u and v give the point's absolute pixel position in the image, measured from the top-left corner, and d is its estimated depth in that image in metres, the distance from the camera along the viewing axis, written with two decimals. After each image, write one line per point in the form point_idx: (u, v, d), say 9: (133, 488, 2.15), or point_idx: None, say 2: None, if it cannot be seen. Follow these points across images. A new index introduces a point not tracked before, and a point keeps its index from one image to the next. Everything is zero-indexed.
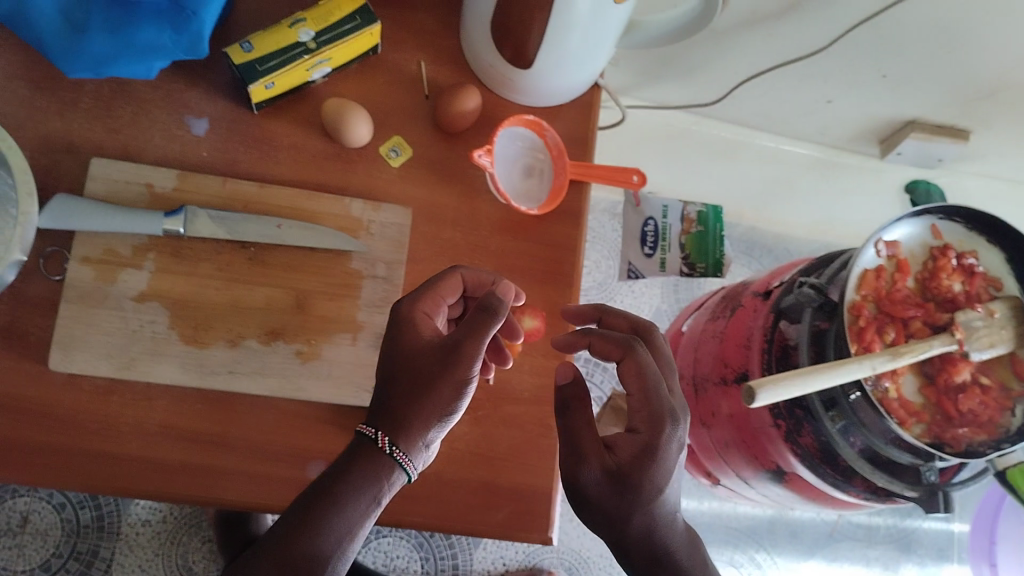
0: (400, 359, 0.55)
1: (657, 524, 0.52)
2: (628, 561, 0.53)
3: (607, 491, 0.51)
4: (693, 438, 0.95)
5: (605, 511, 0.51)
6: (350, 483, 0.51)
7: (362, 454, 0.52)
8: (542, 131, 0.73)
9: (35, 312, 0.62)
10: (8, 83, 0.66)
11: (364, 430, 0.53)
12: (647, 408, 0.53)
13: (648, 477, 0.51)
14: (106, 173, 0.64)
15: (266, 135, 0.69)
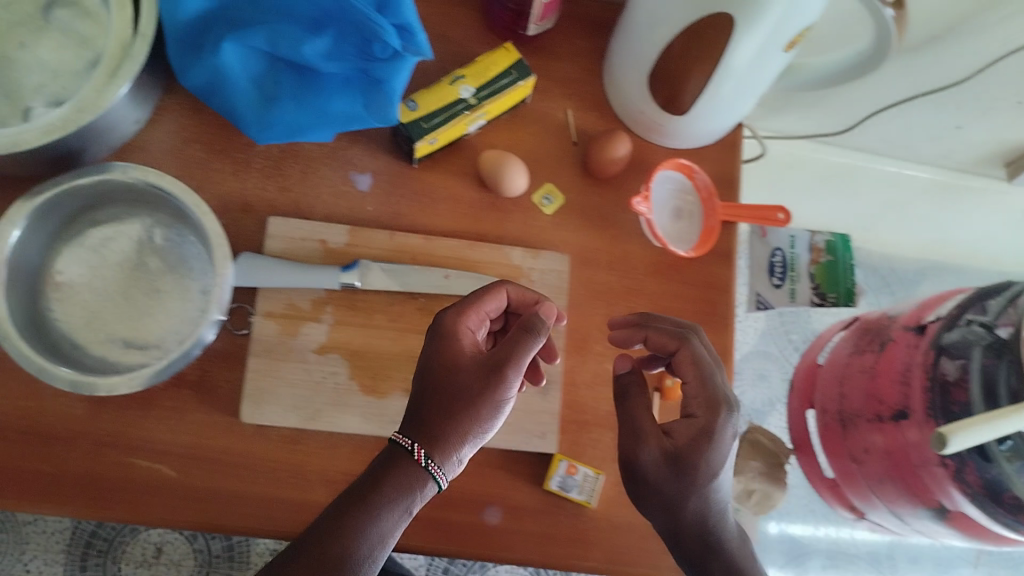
0: (433, 370, 0.58)
1: (710, 507, 0.59)
2: (683, 544, 0.60)
3: (662, 474, 0.58)
4: (839, 473, 0.94)
5: (663, 492, 0.58)
6: (370, 496, 0.54)
7: (389, 459, 0.56)
8: (690, 174, 0.74)
9: (226, 367, 0.66)
10: (183, 146, 0.68)
11: (399, 441, 0.56)
12: (703, 395, 0.60)
13: (705, 461, 0.57)
14: (283, 231, 0.67)
15: (425, 188, 0.71)
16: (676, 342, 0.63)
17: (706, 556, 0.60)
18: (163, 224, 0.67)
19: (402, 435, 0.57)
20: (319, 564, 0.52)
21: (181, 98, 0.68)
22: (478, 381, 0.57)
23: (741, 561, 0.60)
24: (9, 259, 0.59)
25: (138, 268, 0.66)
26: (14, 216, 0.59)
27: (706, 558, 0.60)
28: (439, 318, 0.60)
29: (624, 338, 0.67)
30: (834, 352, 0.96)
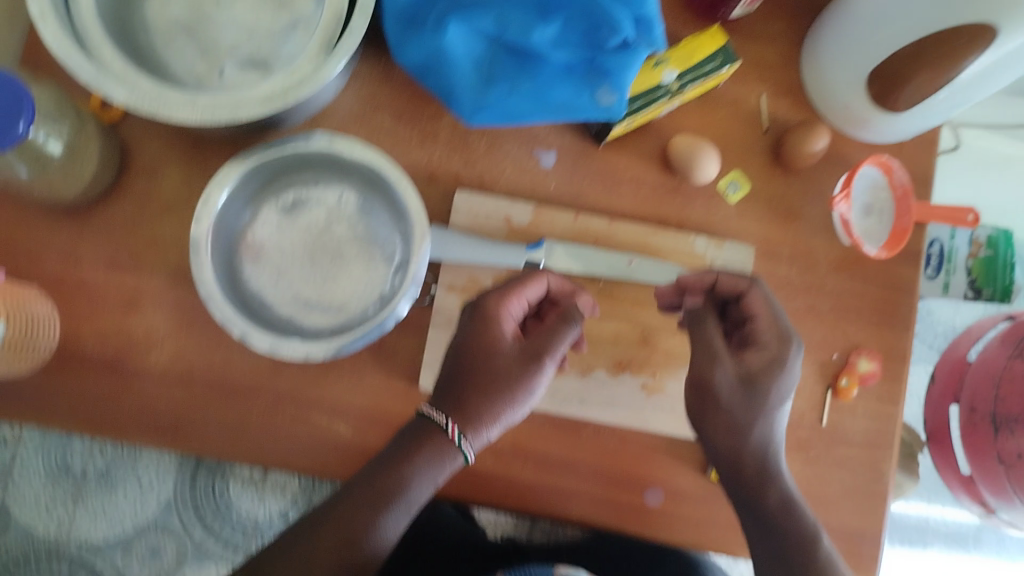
0: (467, 352, 0.59)
1: (772, 438, 0.60)
2: (739, 473, 0.60)
3: (731, 398, 0.58)
4: (979, 471, 0.89)
5: (732, 412, 0.59)
6: (400, 457, 0.57)
7: (415, 433, 0.58)
8: (888, 169, 0.70)
9: (404, 336, 0.66)
10: (372, 113, 0.67)
11: (433, 416, 0.58)
12: (775, 327, 0.60)
13: (773, 388, 0.58)
14: (469, 206, 0.67)
15: (610, 168, 0.69)
16: (744, 283, 0.62)
17: (763, 492, 0.60)
18: (353, 189, 0.66)
19: (433, 408, 0.58)
20: (342, 539, 0.56)
21: (372, 62, 0.67)
22: (514, 369, 0.58)
23: (797, 497, 0.61)
24: (216, 222, 0.60)
25: (326, 232, 0.65)
26: (223, 180, 0.59)
27: (767, 489, 0.60)
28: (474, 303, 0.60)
29: (694, 280, 0.63)
30: (986, 351, 0.92)
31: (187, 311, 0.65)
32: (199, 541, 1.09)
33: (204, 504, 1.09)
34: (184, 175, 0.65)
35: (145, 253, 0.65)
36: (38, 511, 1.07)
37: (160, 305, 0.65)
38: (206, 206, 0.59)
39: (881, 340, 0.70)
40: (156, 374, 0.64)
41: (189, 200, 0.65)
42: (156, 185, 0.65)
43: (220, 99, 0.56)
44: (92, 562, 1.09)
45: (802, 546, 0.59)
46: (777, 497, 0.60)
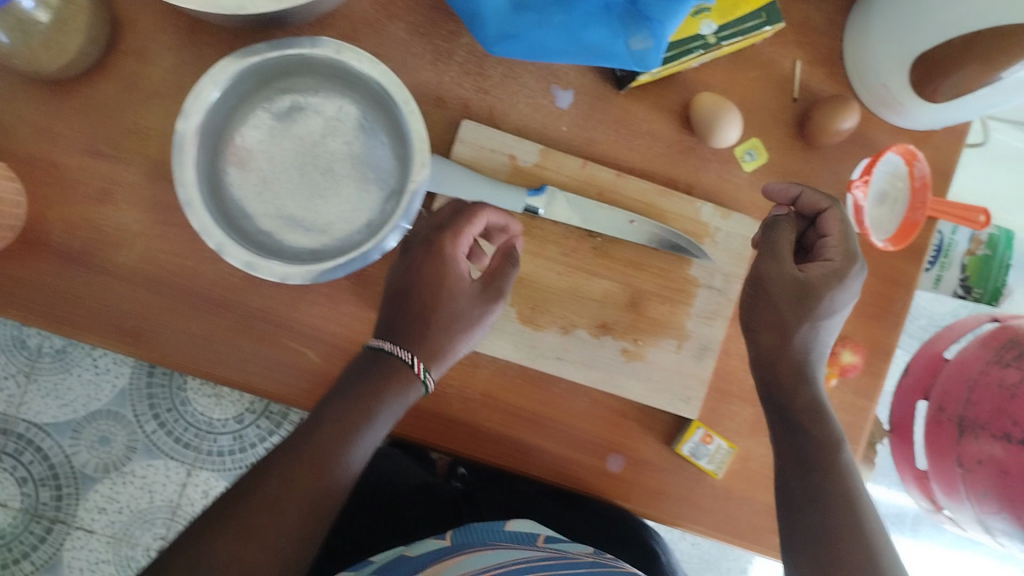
0: (429, 284, 0.55)
1: (814, 345, 0.58)
2: (775, 376, 0.58)
3: (784, 294, 0.57)
4: (932, 465, 0.89)
5: (780, 313, 0.57)
6: (363, 393, 0.51)
7: (381, 369, 0.52)
8: (911, 160, 0.66)
9: (385, 265, 0.63)
10: (387, 22, 0.62)
11: (392, 349, 0.53)
12: (844, 243, 0.57)
13: (825, 298, 0.56)
14: (474, 137, 0.63)
15: (627, 117, 0.66)
16: (826, 202, 0.59)
17: (795, 412, 0.58)
18: (355, 103, 0.61)
19: (387, 342, 0.54)
20: (314, 474, 0.48)
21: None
22: (472, 306, 0.56)
23: (824, 402, 0.58)
24: (204, 122, 0.56)
25: (320, 146, 0.61)
26: (217, 77, 0.55)
27: (799, 388, 0.58)
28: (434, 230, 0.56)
29: (780, 192, 0.62)
30: (964, 351, 0.90)
31: (162, 210, 0.61)
32: (151, 434, 1.06)
33: (159, 396, 1.07)
34: (176, 62, 0.61)
35: (124, 141, 0.61)
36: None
37: (135, 199, 0.61)
38: (196, 104, 0.55)
39: (869, 333, 0.69)
40: (123, 273, 0.61)
41: (177, 90, 0.61)
42: (142, 68, 0.60)
43: None
44: (38, 443, 1.04)
45: (830, 453, 0.56)
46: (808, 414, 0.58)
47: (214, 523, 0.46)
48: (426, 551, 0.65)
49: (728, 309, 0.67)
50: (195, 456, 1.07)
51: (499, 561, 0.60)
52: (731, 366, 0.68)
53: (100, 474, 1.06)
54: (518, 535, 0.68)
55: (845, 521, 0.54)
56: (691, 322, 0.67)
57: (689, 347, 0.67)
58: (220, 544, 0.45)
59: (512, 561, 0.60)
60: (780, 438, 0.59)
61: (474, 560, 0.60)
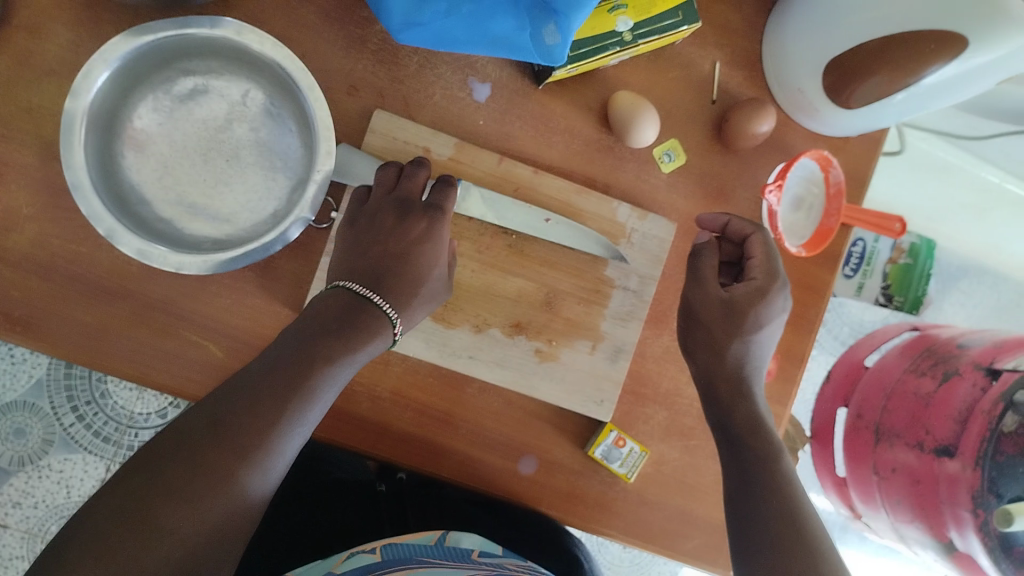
0: (404, 251, 0.57)
1: (748, 356, 0.58)
2: (713, 392, 0.58)
3: (718, 310, 0.58)
4: (852, 473, 0.88)
5: (710, 330, 0.58)
6: (353, 335, 0.53)
7: (364, 316, 0.54)
8: (826, 166, 0.66)
9: (292, 256, 0.61)
10: (298, 5, 0.60)
11: (376, 302, 0.55)
12: (766, 262, 0.58)
13: (758, 314, 0.57)
14: (387, 129, 0.62)
15: (545, 113, 0.64)
16: (750, 228, 0.60)
17: (748, 433, 0.56)
18: (261, 88, 0.59)
19: (372, 293, 0.55)
20: (230, 443, 0.46)
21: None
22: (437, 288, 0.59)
23: (765, 417, 0.57)
24: (95, 102, 0.54)
25: (222, 132, 0.59)
26: (109, 54, 0.53)
27: (736, 403, 0.57)
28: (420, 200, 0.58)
29: (708, 220, 0.62)
30: (886, 359, 0.89)
31: (55, 193, 0.58)
32: (69, 427, 1.02)
33: (78, 388, 1.02)
34: (73, 39, 0.58)
35: (15, 119, 0.58)
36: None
37: (26, 181, 0.58)
38: (86, 82, 0.53)
39: (784, 339, 0.69)
40: (11, 258, 0.58)
41: (73, 68, 0.58)
42: (36, 44, 0.57)
43: None
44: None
45: (769, 461, 0.54)
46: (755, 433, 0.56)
47: (209, 440, 0.46)
48: (358, 566, 0.62)
49: (642, 312, 0.66)
50: (115, 451, 1.02)
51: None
52: (647, 369, 0.67)
53: (14, 467, 1.01)
54: (452, 551, 0.66)
55: (799, 552, 0.48)
56: (605, 323, 0.66)
57: (603, 348, 0.66)
58: (214, 459, 0.46)
59: None
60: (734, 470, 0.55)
61: None
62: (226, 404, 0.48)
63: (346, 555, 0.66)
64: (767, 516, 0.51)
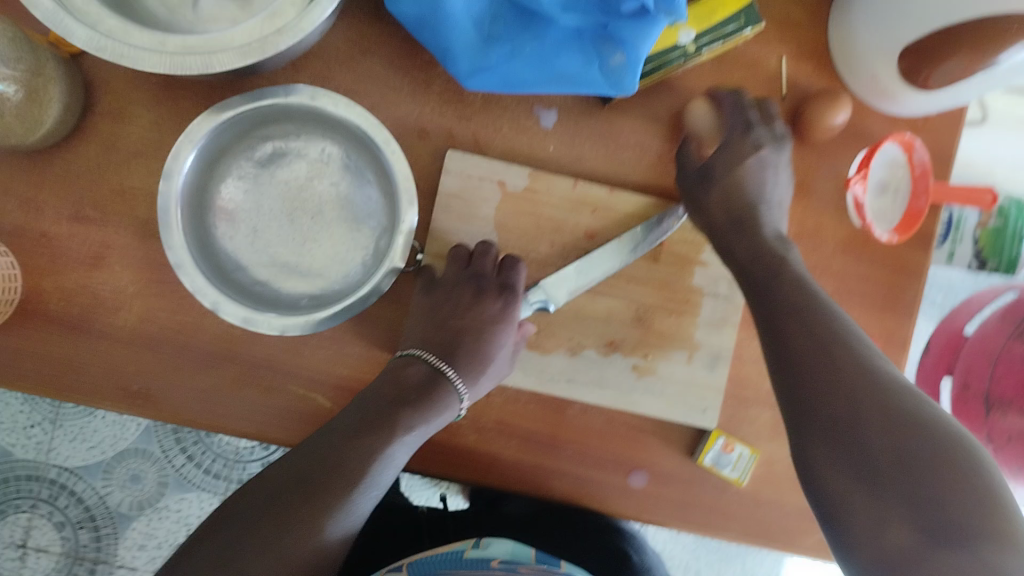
0: (477, 330, 0.61)
1: (730, 188, 0.58)
2: (723, 240, 0.58)
3: (717, 182, 0.59)
4: None
5: (693, 195, 0.60)
6: (428, 405, 0.57)
7: (434, 386, 0.58)
8: (910, 147, 0.65)
9: (385, 303, 0.63)
10: (362, 58, 0.61)
11: (448, 374, 0.59)
12: (735, 116, 0.61)
13: (749, 178, 0.58)
14: (462, 167, 0.62)
15: (614, 130, 0.64)
16: (725, 92, 0.62)
17: (777, 279, 0.53)
18: (337, 143, 0.61)
19: (445, 365, 0.59)
20: (321, 492, 0.50)
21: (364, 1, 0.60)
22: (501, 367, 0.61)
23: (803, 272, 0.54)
24: (185, 180, 0.56)
25: (306, 191, 0.61)
26: (194, 136, 0.55)
27: (739, 240, 0.57)
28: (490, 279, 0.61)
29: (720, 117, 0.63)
30: (985, 325, 0.86)
31: (155, 269, 0.61)
32: (180, 467, 1.03)
33: (185, 431, 1.03)
34: (154, 119, 0.60)
35: (111, 203, 0.60)
36: (15, 430, 1.01)
37: (128, 261, 0.61)
38: (176, 163, 0.55)
39: (884, 325, 0.67)
40: (124, 336, 0.61)
41: (158, 146, 0.61)
42: (122, 128, 0.60)
43: (192, 43, 0.51)
44: (72, 487, 1.01)
45: (805, 299, 0.51)
46: (792, 283, 0.53)
47: (295, 495, 0.49)
48: None
49: (735, 316, 0.66)
50: (226, 486, 1.03)
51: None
52: (747, 371, 0.67)
53: (135, 511, 1.02)
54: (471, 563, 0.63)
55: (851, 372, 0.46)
56: (699, 332, 0.65)
57: (700, 357, 0.66)
58: (306, 514, 0.49)
59: None
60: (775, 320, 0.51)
61: None
62: (313, 463, 0.51)
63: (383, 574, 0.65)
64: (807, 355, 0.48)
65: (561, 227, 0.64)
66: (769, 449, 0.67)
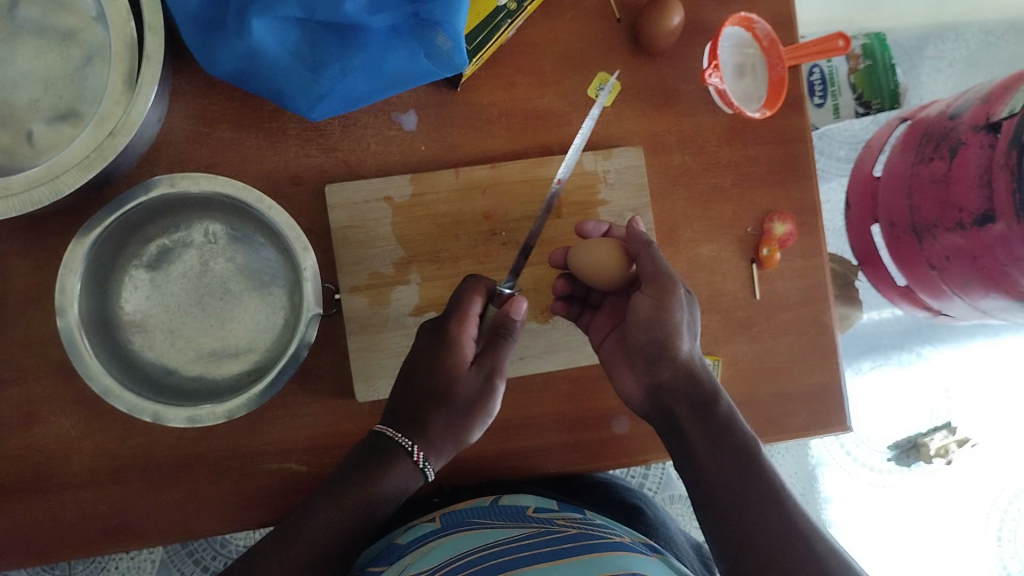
0: (428, 376, 0.57)
1: (697, 376, 0.55)
2: (676, 418, 0.55)
3: (642, 330, 0.55)
4: (909, 275, 0.88)
5: (670, 361, 0.55)
6: (375, 469, 0.56)
7: (386, 457, 0.57)
8: (750, 24, 0.67)
9: (322, 352, 0.63)
10: (211, 130, 0.61)
11: (393, 435, 0.57)
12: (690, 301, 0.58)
13: (670, 327, 0.54)
14: (344, 198, 0.62)
15: (475, 109, 0.65)
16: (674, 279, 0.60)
17: (678, 407, 0.55)
18: (217, 220, 0.61)
19: (394, 430, 0.58)
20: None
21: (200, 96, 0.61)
22: (477, 396, 0.58)
23: (720, 397, 0.55)
24: (83, 310, 0.55)
25: (205, 276, 0.61)
26: (74, 265, 0.54)
27: (658, 364, 0.55)
28: (432, 321, 0.59)
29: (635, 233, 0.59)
30: (891, 161, 0.87)
31: (88, 403, 0.60)
32: None
33: (200, 549, 0.99)
34: (32, 263, 0.59)
35: (21, 359, 0.59)
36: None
37: (60, 407, 0.60)
38: (67, 297, 0.54)
39: (788, 197, 0.70)
40: (83, 478, 0.60)
41: (46, 287, 0.59)
42: (4, 283, 0.59)
43: (34, 176, 0.50)
44: None
45: (710, 405, 0.54)
46: (729, 424, 0.53)
47: None
48: (417, 535, 0.57)
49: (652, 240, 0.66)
50: None
51: (475, 548, 0.50)
52: None
53: None
54: (505, 509, 0.59)
55: (753, 507, 0.49)
56: None
57: None
58: None
59: (495, 544, 0.50)
60: (717, 470, 0.51)
61: (449, 549, 0.52)
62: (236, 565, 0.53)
63: (409, 525, 0.60)
64: (710, 481, 0.51)
65: (459, 218, 0.64)
66: (728, 349, 0.68)
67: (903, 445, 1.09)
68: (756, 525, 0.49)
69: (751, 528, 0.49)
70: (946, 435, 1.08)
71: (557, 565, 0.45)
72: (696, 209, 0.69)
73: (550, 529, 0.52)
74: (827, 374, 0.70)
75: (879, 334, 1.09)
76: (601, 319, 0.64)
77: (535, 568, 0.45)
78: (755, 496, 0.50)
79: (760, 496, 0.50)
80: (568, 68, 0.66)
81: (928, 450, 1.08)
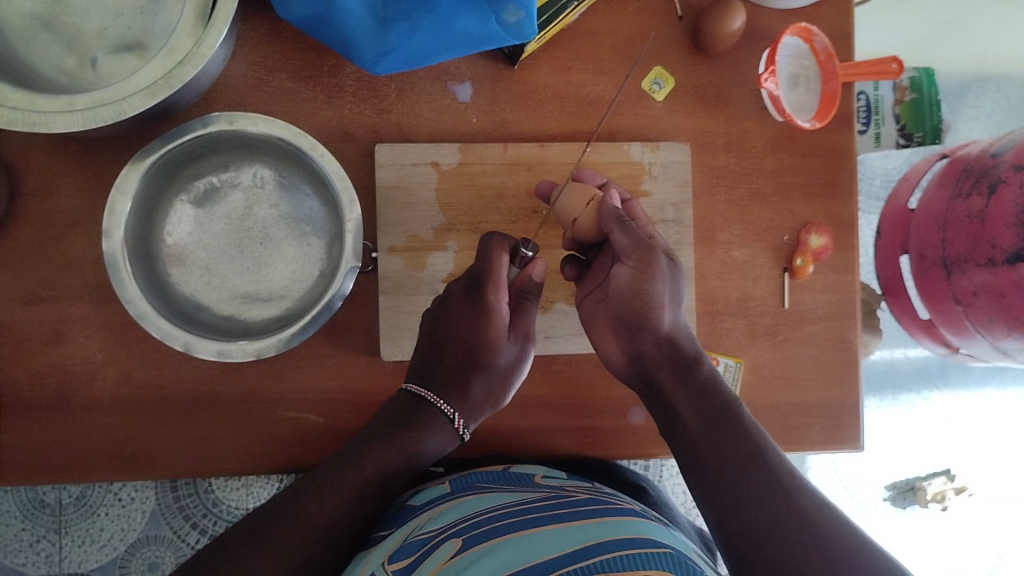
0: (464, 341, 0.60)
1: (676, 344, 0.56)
2: (657, 383, 0.56)
3: (624, 302, 0.56)
4: (932, 309, 0.83)
5: (651, 330, 0.56)
6: (411, 432, 0.57)
7: (426, 417, 0.58)
8: (809, 36, 0.67)
9: (354, 308, 0.63)
10: (271, 78, 0.62)
11: (431, 400, 0.59)
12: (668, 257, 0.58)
13: (651, 298, 0.55)
14: (392, 157, 0.63)
15: (529, 89, 0.66)
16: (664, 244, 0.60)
17: (663, 378, 0.56)
18: (266, 165, 0.62)
19: (429, 394, 0.59)
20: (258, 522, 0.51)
21: (264, 44, 0.62)
22: (511, 365, 0.61)
23: (704, 363, 0.56)
24: (127, 234, 0.56)
25: (249, 217, 0.62)
26: (125, 188, 0.55)
27: (640, 332, 0.56)
28: (462, 284, 0.60)
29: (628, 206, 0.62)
30: (926, 195, 0.82)
31: (120, 330, 0.61)
32: (197, 544, 0.98)
33: (191, 506, 0.98)
34: (82, 186, 0.60)
35: (60, 279, 0.60)
36: (23, 551, 0.96)
37: (91, 331, 0.60)
38: (114, 219, 0.55)
39: (827, 211, 0.70)
40: (107, 403, 0.61)
41: (92, 211, 0.60)
42: (52, 203, 0.60)
43: (98, 96, 0.51)
44: None
45: (693, 372, 0.55)
46: (710, 387, 0.55)
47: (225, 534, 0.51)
48: (430, 498, 0.57)
49: (689, 237, 0.67)
50: None
51: (484, 509, 0.50)
52: (713, 286, 0.69)
53: None
54: (512, 475, 0.60)
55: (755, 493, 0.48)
56: None
57: None
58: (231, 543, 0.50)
59: (504, 505, 0.50)
60: (707, 443, 0.52)
61: (462, 508, 0.52)
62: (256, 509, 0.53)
63: (425, 487, 0.61)
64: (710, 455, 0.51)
65: (502, 191, 0.65)
66: (752, 354, 0.69)
67: (900, 487, 1.09)
68: (747, 489, 0.48)
69: (749, 506, 0.48)
70: (945, 481, 1.06)
71: (565, 526, 0.45)
72: (735, 212, 0.69)
73: (560, 493, 0.52)
74: (845, 391, 0.70)
75: (890, 372, 1.08)
76: (594, 273, 0.62)
77: (546, 527, 0.45)
78: (751, 471, 0.49)
79: (768, 480, 0.48)
80: (627, 59, 0.67)
81: (925, 494, 1.06)
